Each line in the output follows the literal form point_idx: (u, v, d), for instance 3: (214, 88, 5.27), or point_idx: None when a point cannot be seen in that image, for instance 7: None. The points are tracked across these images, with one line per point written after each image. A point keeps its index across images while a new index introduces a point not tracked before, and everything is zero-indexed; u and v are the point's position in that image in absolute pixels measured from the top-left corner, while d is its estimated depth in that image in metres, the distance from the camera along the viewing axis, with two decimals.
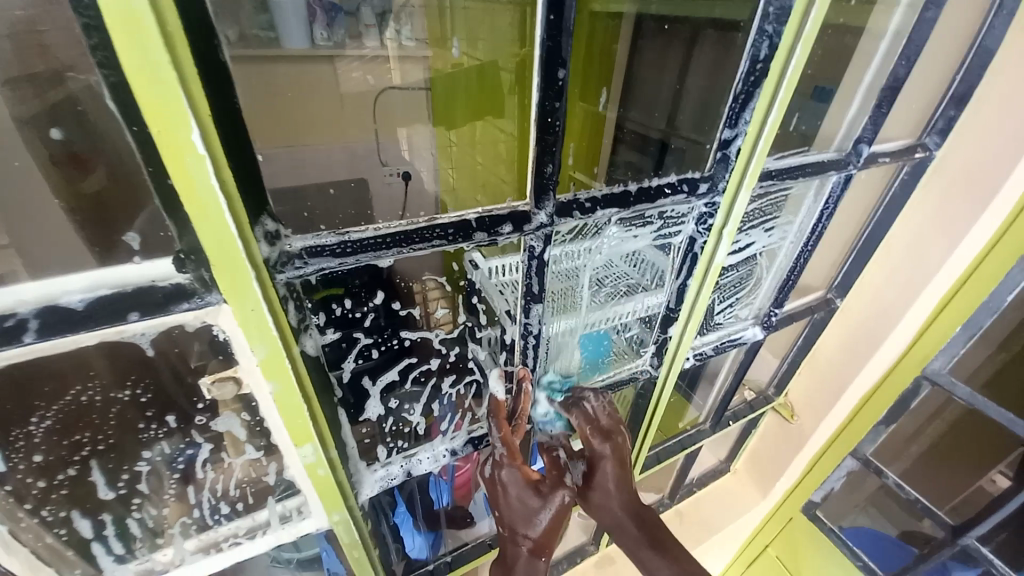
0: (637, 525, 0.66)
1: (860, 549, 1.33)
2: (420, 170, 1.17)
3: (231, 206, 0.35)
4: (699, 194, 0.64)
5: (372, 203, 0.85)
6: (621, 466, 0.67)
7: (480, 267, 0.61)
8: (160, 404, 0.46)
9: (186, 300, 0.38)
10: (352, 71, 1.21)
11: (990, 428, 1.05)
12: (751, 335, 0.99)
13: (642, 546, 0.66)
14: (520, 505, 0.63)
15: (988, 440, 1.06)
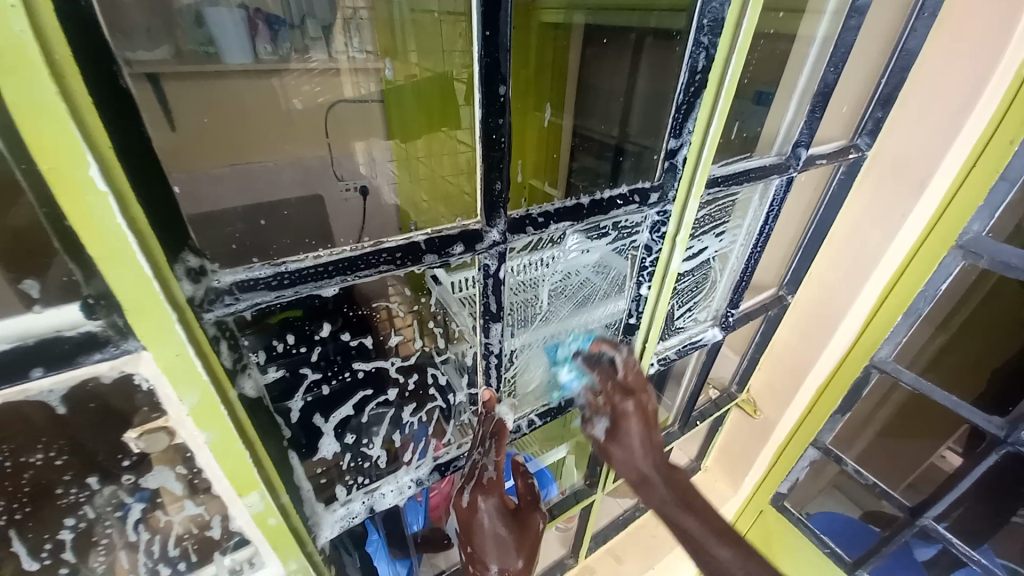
0: (666, 484, 0.75)
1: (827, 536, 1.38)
2: (380, 184, 1.15)
3: (140, 244, 0.32)
4: (650, 203, 0.66)
5: (330, 217, 0.82)
6: (644, 423, 0.77)
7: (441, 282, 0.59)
8: (80, 465, 0.40)
9: (98, 350, 0.34)
10: (301, 86, 1.20)
11: (935, 407, 1.11)
12: (710, 336, 1.02)
13: (671, 505, 0.74)
14: (497, 538, 0.65)
15: (936, 417, 1.11)
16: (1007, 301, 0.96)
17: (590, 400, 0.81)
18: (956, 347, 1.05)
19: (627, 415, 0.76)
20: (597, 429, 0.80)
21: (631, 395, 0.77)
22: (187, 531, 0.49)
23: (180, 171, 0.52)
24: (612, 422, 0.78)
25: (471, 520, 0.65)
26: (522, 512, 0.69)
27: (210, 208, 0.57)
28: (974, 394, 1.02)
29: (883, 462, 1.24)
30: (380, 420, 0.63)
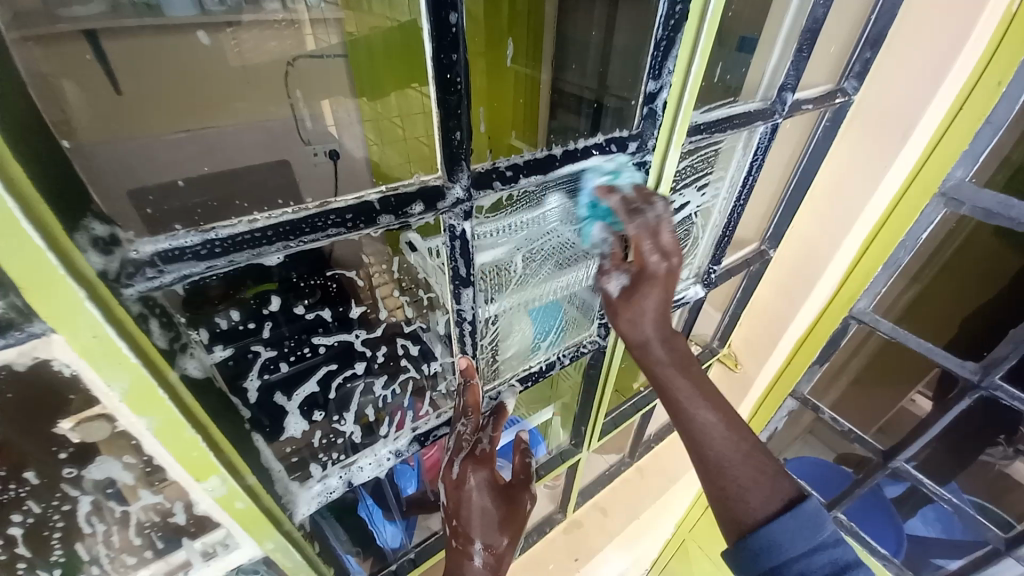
0: (666, 348, 0.63)
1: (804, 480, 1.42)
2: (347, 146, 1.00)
3: (24, 208, 0.26)
4: (628, 153, 0.61)
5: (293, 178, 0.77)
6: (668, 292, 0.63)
7: (417, 249, 0.57)
8: (10, 462, 0.36)
9: (1, 336, 0.30)
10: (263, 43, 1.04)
11: (907, 355, 1.11)
12: (693, 294, 1.00)
13: (677, 375, 0.62)
14: (484, 511, 0.67)
15: (909, 365, 1.12)
16: (984, 248, 0.93)
17: (608, 241, 0.66)
18: (928, 296, 1.04)
19: (651, 289, 0.62)
20: (613, 286, 0.66)
21: (666, 260, 0.61)
22: (148, 519, 0.47)
23: (92, 141, 0.46)
24: (633, 281, 0.64)
25: (460, 492, 0.66)
26: (508, 490, 0.71)
27: (125, 167, 0.51)
28: (943, 339, 1.02)
29: (856, 412, 1.27)
30: (351, 396, 0.60)
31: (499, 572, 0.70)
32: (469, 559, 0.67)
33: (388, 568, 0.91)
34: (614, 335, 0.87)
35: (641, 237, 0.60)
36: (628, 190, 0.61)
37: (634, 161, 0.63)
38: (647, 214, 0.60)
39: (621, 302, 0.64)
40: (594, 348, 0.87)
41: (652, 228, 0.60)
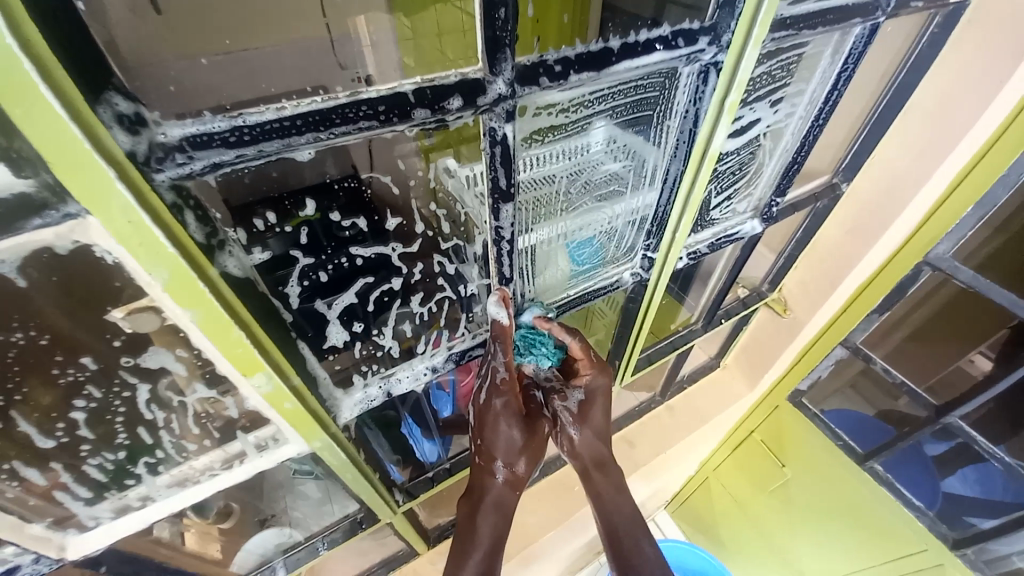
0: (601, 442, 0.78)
1: (841, 429, 1.34)
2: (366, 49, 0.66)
3: (38, 68, 0.25)
4: (698, 49, 0.53)
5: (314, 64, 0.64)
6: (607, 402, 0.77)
7: (455, 174, 0.53)
8: (69, 346, 0.38)
9: (37, 216, 0.30)
10: None
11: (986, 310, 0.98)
12: (749, 228, 0.93)
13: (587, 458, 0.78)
14: (507, 436, 0.69)
15: (977, 322, 1.01)
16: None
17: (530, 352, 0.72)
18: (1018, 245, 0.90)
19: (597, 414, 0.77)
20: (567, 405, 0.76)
21: (600, 370, 0.74)
22: (200, 411, 0.50)
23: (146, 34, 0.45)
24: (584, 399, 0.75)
25: (485, 414, 0.69)
26: (530, 418, 0.73)
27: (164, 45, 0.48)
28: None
29: (911, 362, 1.16)
30: (391, 310, 0.60)
31: (517, 488, 0.75)
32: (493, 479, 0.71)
33: (425, 477, 0.97)
34: (659, 267, 0.82)
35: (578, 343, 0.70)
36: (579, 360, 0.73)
37: (703, 62, 0.55)
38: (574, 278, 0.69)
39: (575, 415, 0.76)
40: (635, 281, 0.82)
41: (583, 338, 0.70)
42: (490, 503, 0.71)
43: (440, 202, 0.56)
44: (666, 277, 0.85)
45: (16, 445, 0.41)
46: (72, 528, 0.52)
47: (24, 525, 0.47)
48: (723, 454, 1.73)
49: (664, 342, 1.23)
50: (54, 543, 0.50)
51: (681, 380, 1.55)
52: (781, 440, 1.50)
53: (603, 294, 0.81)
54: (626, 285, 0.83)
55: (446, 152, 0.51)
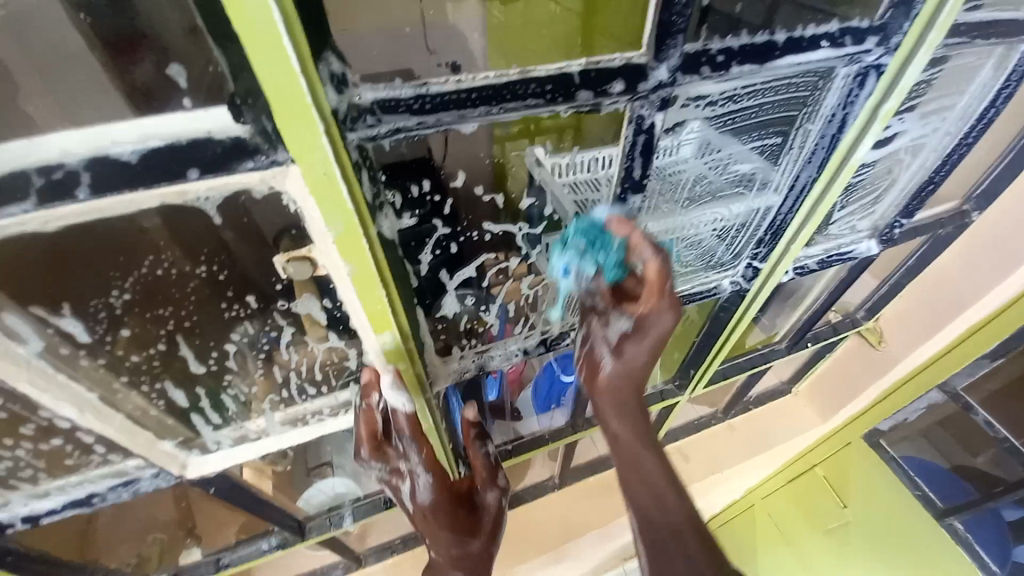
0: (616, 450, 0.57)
1: None
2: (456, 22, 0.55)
3: (285, 22, 0.27)
4: (864, 50, 0.49)
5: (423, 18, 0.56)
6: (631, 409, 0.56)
7: (543, 164, 0.52)
8: (239, 284, 0.43)
9: (250, 159, 0.32)
10: None
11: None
12: (863, 249, 0.86)
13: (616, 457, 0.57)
14: (442, 534, 0.65)
15: None
16: None
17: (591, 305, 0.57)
18: None
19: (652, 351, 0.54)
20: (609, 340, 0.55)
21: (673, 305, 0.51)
22: (327, 360, 0.55)
23: None
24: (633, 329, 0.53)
25: (426, 515, 0.64)
26: (457, 507, 0.66)
27: None
28: None
29: None
30: (499, 288, 0.61)
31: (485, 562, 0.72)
32: (451, 549, 0.66)
33: None
34: (761, 279, 0.78)
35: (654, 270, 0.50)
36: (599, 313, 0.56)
37: (865, 63, 0.51)
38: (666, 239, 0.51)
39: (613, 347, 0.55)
40: (734, 289, 0.79)
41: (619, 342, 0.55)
42: (454, 564, 0.67)
43: (538, 196, 0.55)
44: (768, 289, 0.81)
45: (171, 365, 0.47)
46: (195, 450, 0.56)
47: (158, 442, 0.52)
48: None
49: (742, 359, 1.17)
50: (178, 461, 0.54)
51: (747, 400, 1.48)
52: None
53: (697, 300, 0.79)
54: (723, 292, 0.79)
55: (535, 144, 0.49)
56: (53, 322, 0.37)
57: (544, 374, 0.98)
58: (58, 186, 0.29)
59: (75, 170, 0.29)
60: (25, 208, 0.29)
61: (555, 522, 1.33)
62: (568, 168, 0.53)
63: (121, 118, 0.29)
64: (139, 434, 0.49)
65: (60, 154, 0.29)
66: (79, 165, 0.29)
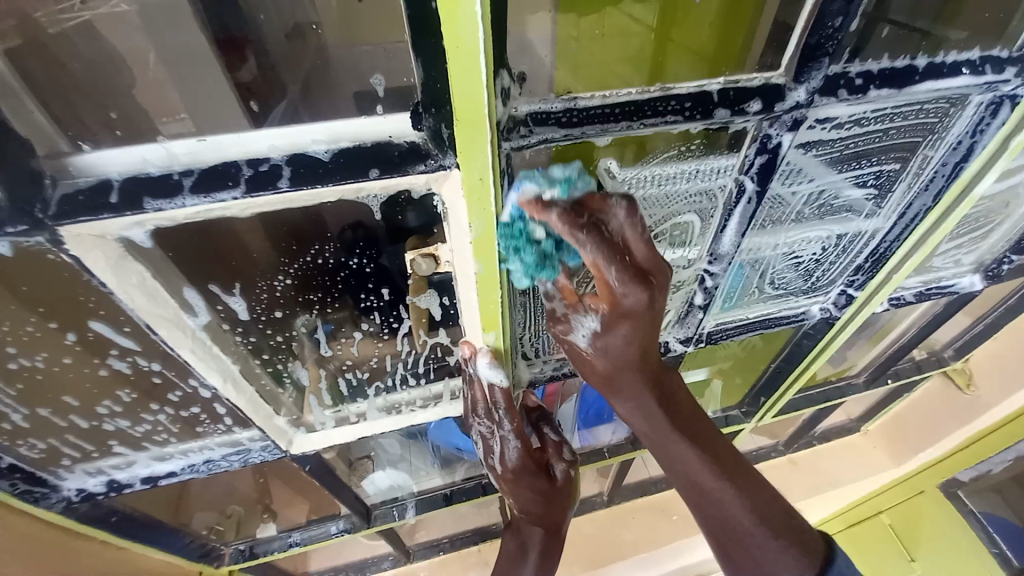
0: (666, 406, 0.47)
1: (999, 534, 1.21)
2: None
3: (485, 35, 0.30)
4: (1002, 79, 0.47)
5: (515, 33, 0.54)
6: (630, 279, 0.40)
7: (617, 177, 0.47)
8: (379, 276, 0.48)
9: (421, 163, 0.35)
10: None
11: None
12: (966, 284, 0.81)
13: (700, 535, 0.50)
14: (527, 495, 0.63)
15: None
16: None
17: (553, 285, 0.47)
18: None
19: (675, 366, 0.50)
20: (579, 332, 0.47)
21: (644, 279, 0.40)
22: (432, 354, 0.58)
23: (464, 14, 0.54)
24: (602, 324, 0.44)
25: (511, 475, 0.62)
26: (541, 472, 0.63)
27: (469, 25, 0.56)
28: None
29: None
30: None
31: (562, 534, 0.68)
32: (537, 514, 0.64)
33: None
34: (855, 307, 0.75)
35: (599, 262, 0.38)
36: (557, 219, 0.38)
37: (1007, 89, 0.49)
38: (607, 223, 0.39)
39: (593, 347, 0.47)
40: (823, 317, 0.76)
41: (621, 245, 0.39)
42: (536, 524, 0.65)
43: None
44: (861, 319, 0.77)
45: (301, 345, 0.53)
46: (302, 428, 0.59)
47: (275, 416, 0.55)
48: (835, 526, 1.44)
49: (815, 391, 1.11)
50: (287, 436, 0.58)
51: (812, 436, 1.39)
52: (916, 530, 1.29)
53: (784, 325, 0.76)
54: (810, 318, 0.76)
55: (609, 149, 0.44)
56: (222, 299, 0.43)
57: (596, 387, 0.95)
58: (261, 178, 0.33)
59: (278, 165, 0.33)
60: (234, 195, 0.33)
61: (602, 542, 1.30)
62: (650, 180, 0.49)
63: (319, 121, 0.34)
64: (262, 407, 0.53)
65: (268, 152, 0.33)
66: (282, 160, 0.33)
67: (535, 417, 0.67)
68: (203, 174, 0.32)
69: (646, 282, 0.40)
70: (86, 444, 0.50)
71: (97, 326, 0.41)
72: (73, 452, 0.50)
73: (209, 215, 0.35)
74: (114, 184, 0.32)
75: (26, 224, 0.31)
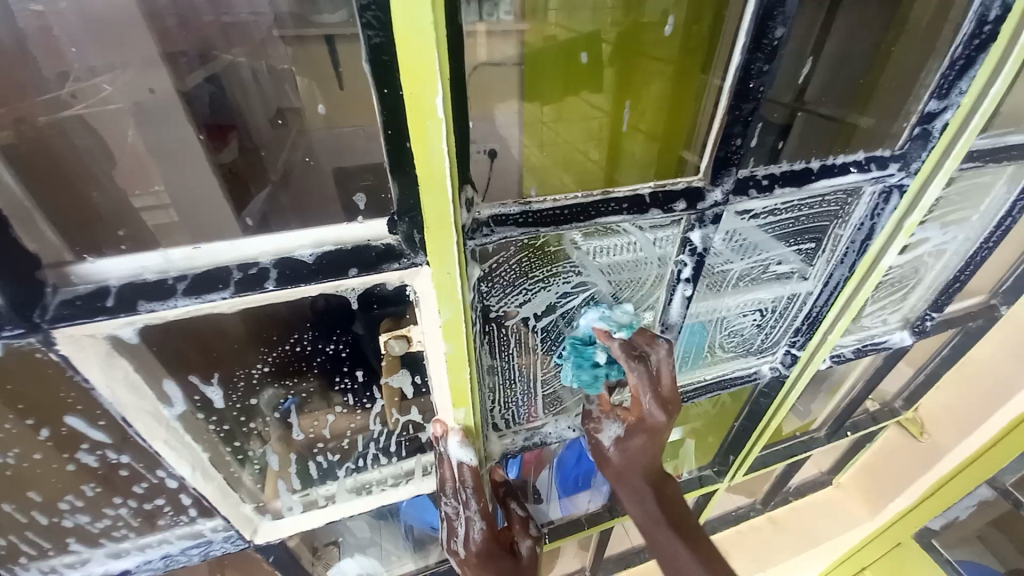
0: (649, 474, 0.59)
1: None
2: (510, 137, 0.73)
3: (450, 163, 0.36)
4: (887, 173, 0.57)
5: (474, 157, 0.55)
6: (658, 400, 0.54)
7: (582, 247, 0.52)
8: (354, 359, 0.51)
9: (396, 261, 0.40)
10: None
11: None
12: (897, 339, 0.89)
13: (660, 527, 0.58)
14: None
15: None
16: None
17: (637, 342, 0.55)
18: None
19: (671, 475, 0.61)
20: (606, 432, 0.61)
21: (666, 407, 0.54)
22: (404, 432, 0.59)
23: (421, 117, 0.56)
24: (626, 432, 0.58)
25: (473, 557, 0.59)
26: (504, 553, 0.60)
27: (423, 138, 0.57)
28: None
29: None
30: (563, 369, 0.65)
31: None
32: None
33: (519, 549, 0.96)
34: (800, 366, 0.81)
35: (639, 390, 0.54)
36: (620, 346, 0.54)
37: (888, 183, 0.59)
38: (645, 364, 0.54)
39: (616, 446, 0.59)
40: (774, 375, 0.82)
41: (655, 379, 0.54)
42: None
43: (576, 279, 0.55)
44: (808, 376, 0.83)
45: (273, 428, 0.53)
46: (268, 514, 0.58)
47: (240, 504, 0.55)
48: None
49: (780, 447, 1.14)
50: (252, 524, 0.56)
51: (787, 491, 1.39)
52: None
53: (742, 384, 0.81)
54: (762, 377, 0.82)
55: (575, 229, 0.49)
56: (200, 390, 0.45)
57: (572, 451, 0.95)
58: (251, 280, 0.37)
59: (266, 267, 0.37)
60: (223, 295, 0.37)
61: None
62: (610, 252, 0.54)
63: (303, 228, 0.38)
64: (230, 494, 0.53)
65: (258, 256, 0.37)
66: (270, 264, 0.37)
67: (502, 492, 0.66)
68: (197, 278, 0.36)
69: (664, 409, 0.54)
70: (42, 541, 0.49)
71: (72, 421, 0.41)
72: (28, 551, 0.49)
73: (197, 313, 0.38)
74: (111, 290, 0.35)
75: (24, 327, 0.34)
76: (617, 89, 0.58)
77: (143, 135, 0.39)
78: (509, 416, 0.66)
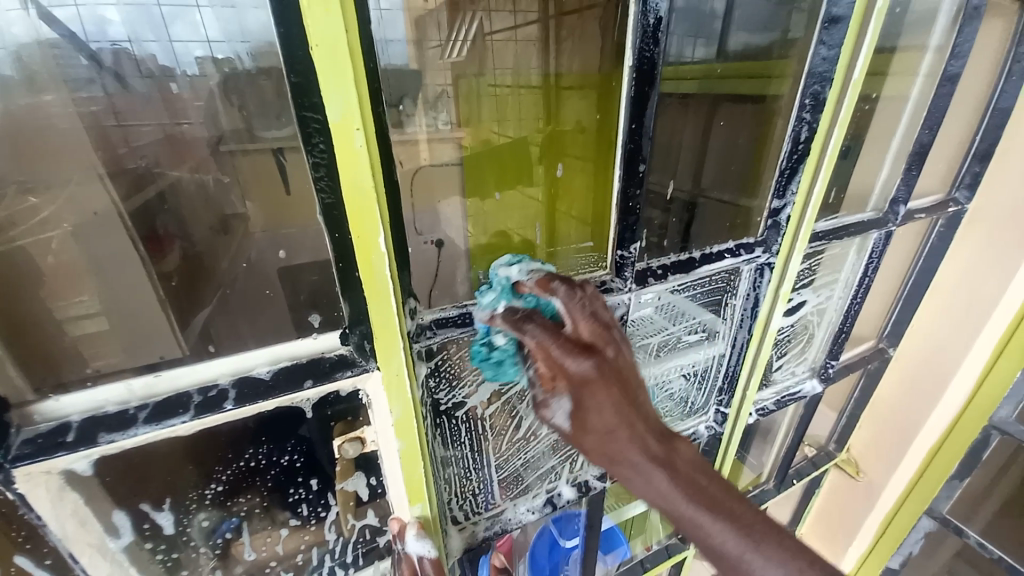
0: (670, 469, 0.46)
1: None
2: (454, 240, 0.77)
3: (394, 285, 0.43)
4: (755, 256, 0.72)
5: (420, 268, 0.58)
6: (596, 348, 0.46)
7: None
8: (308, 468, 0.51)
9: (349, 368, 0.45)
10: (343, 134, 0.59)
11: None
12: (809, 388, 1.01)
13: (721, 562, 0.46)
14: None
15: None
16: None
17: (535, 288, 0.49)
18: None
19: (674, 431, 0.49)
20: (557, 416, 0.48)
21: (590, 353, 0.45)
22: (361, 538, 0.58)
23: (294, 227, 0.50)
24: (575, 403, 0.46)
25: None
26: None
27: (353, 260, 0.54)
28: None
29: (1008, 537, 1.16)
30: (516, 450, 0.68)
31: None
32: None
33: None
34: (731, 422, 0.90)
35: (546, 344, 0.45)
36: (565, 291, 0.47)
37: (759, 262, 0.73)
38: (557, 297, 0.47)
39: (576, 419, 0.47)
40: (711, 433, 0.89)
41: (590, 313, 0.47)
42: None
43: None
44: (740, 432, 0.91)
45: (222, 553, 0.51)
46: None
47: None
48: None
49: None
50: None
51: None
52: None
53: None
54: (701, 437, 0.89)
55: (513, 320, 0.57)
56: (151, 516, 0.45)
57: (544, 541, 0.94)
58: (211, 400, 0.40)
59: (224, 388, 0.41)
60: (183, 419, 0.40)
61: None
62: None
63: (259, 347, 0.43)
64: None
65: (218, 378, 0.41)
66: (228, 384, 0.41)
67: None
68: (157, 404, 0.39)
69: (590, 352, 0.45)
70: None
71: (20, 561, 0.40)
72: None
73: (157, 438, 0.40)
74: (72, 425, 0.37)
75: None
76: (546, 180, 0.84)
77: (78, 250, 0.48)
78: (467, 506, 0.67)
